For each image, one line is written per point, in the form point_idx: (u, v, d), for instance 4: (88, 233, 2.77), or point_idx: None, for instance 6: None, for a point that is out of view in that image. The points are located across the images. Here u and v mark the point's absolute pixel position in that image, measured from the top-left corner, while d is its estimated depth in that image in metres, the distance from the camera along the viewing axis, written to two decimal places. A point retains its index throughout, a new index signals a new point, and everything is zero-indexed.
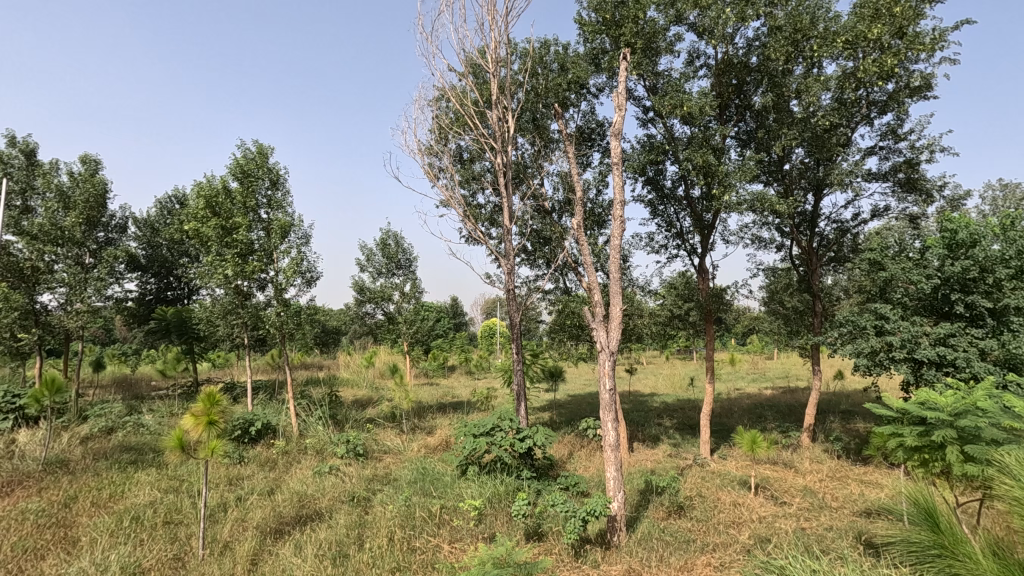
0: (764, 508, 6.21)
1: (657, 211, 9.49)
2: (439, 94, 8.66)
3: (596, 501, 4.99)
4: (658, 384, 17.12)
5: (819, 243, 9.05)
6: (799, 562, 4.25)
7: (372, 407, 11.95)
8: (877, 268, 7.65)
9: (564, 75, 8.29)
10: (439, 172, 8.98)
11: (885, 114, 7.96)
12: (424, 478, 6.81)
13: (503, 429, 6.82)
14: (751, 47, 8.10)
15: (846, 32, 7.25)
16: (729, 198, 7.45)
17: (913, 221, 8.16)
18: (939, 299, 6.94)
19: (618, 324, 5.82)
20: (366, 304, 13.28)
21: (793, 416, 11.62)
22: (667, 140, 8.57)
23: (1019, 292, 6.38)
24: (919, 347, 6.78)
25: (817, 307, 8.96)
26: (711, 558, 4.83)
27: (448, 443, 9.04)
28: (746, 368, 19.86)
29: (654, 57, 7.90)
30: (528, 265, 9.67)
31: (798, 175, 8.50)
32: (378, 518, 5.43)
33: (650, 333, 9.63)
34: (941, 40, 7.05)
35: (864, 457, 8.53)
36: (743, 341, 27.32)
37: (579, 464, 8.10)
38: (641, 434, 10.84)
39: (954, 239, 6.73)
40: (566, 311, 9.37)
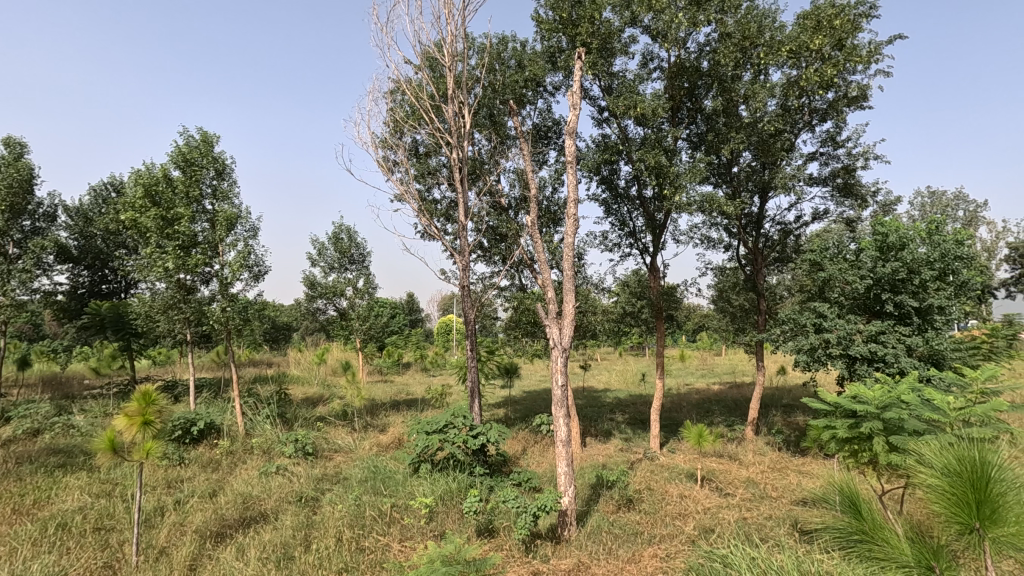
0: (709, 499, 6.43)
1: (611, 210, 9.65)
2: (394, 86, 8.50)
3: (547, 497, 5.01)
4: (612, 380, 17.43)
5: (765, 243, 9.39)
6: (740, 551, 4.42)
7: (323, 405, 11.66)
8: (817, 268, 8.02)
9: (521, 73, 8.33)
10: (394, 166, 8.82)
11: (826, 122, 8.34)
12: (375, 477, 6.69)
13: (455, 426, 6.74)
14: (702, 52, 8.33)
15: (790, 41, 7.54)
16: (679, 199, 7.64)
17: (850, 225, 8.58)
18: (872, 298, 7.32)
19: (571, 321, 5.86)
20: (318, 300, 12.93)
21: (739, 410, 12.08)
22: (621, 140, 8.72)
23: (942, 292, 6.82)
24: (853, 344, 7.14)
25: (762, 305, 9.29)
26: (657, 550, 4.94)
27: (401, 440, 8.94)
28: (696, 364, 20.52)
29: (609, 57, 8.01)
30: (484, 261, 9.65)
31: (745, 177, 8.79)
32: (326, 518, 5.30)
33: (604, 330, 9.78)
34: (876, 53, 7.44)
35: (803, 449, 8.94)
36: (692, 338, 28.20)
37: (532, 460, 8.16)
38: (594, 429, 11.02)
39: (885, 242, 7.16)
40: (521, 308, 9.41)
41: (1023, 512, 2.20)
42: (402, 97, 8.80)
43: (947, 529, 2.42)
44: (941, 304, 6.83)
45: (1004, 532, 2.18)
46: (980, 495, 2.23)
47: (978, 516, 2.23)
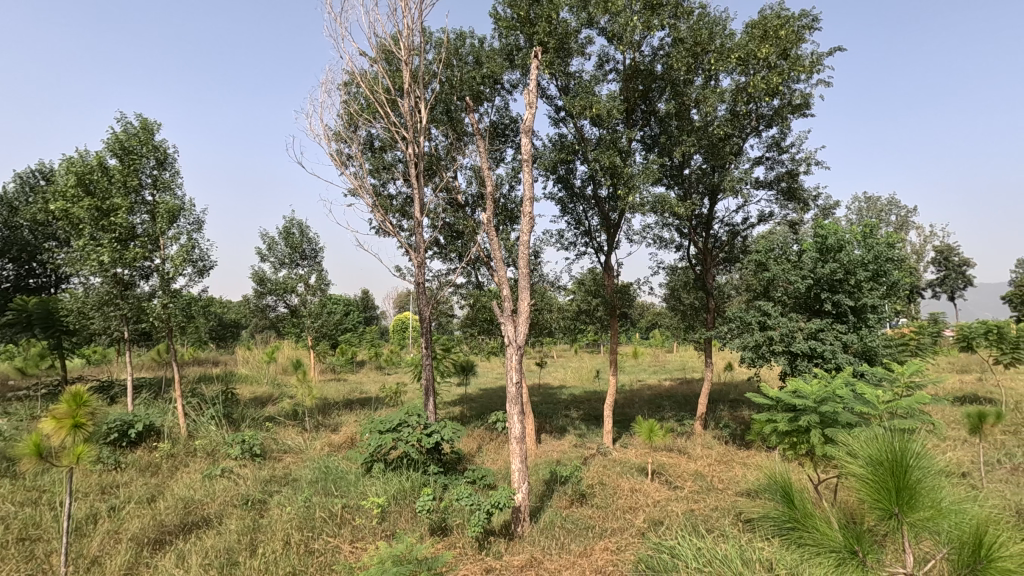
0: (659, 492, 6.60)
1: (567, 209, 9.74)
2: (348, 78, 8.32)
3: (501, 493, 5.02)
4: (567, 377, 17.67)
5: (713, 244, 9.71)
6: (687, 542, 4.56)
7: (273, 405, 11.29)
8: (762, 268, 8.34)
9: (479, 70, 8.32)
10: (348, 160, 8.63)
11: (771, 128, 8.68)
12: (326, 478, 6.54)
13: (410, 425, 6.66)
14: (656, 56, 8.51)
15: (739, 49, 7.80)
16: (633, 199, 7.80)
17: (793, 227, 8.97)
18: (812, 297, 7.68)
19: (526, 318, 5.89)
20: (268, 297, 12.50)
21: (688, 406, 12.46)
22: (577, 140, 8.82)
23: (875, 292, 7.23)
24: (794, 341, 7.48)
25: (710, 304, 9.58)
26: (608, 543, 5.04)
27: (354, 440, 8.78)
28: (648, 360, 21.05)
29: (566, 58, 8.08)
30: (440, 258, 9.57)
31: (696, 179, 9.05)
32: (274, 521, 5.13)
33: (559, 328, 9.87)
34: (818, 64, 7.79)
35: (748, 442, 9.30)
36: (645, 335, 28.92)
37: (487, 458, 8.16)
38: (549, 426, 11.12)
39: (825, 244, 7.53)
40: (477, 306, 9.38)
41: (935, 497, 2.39)
42: (356, 90, 8.61)
43: (871, 514, 2.57)
44: (874, 303, 7.24)
45: (920, 516, 2.35)
46: (899, 483, 2.37)
47: (898, 502, 2.37)
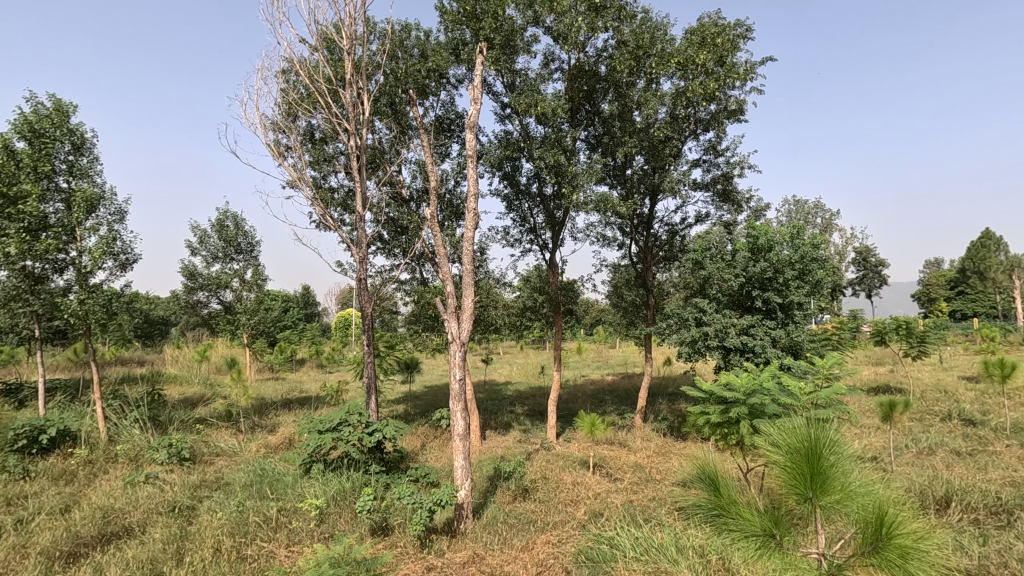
0: (600, 485, 6.75)
1: (513, 206, 9.77)
2: (287, 66, 8.00)
3: (443, 491, 4.98)
4: (513, 373, 17.80)
5: (654, 243, 9.99)
6: (625, 532, 4.69)
7: (204, 406, 10.75)
8: (699, 267, 8.67)
9: (424, 62, 8.19)
10: (286, 150, 8.29)
11: (708, 132, 9.02)
12: (262, 480, 6.30)
13: (350, 424, 6.47)
14: (600, 57, 8.66)
15: (679, 54, 8.05)
16: (577, 197, 7.92)
17: (727, 227, 9.37)
18: (744, 294, 8.05)
19: (470, 315, 5.85)
20: (199, 293, 11.84)
21: (629, 400, 12.83)
22: (522, 138, 8.86)
23: (800, 289, 7.67)
24: (728, 336, 7.82)
25: (651, 300, 9.88)
26: (550, 536, 5.11)
27: (292, 441, 8.50)
28: (591, 356, 21.51)
29: (512, 55, 8.09)
30: (384, 254, 9.39)
31: (637, 180, 9.29)
32: (202, 528, 4.87)
33: (505, 325, 9.89)
34: (752, 72, 8.16)
35: (684, 433, 9.67)
36: (590, 331, 29.51)
37: (430, 456, 8.09)
38: (494, 422, 11.15)
39: (756, 244, 7.91)
40: (422, 302, 9.28)
41: (844, 480, 2.56)
42: (296, 79, 8.30)
43: (788, 498, 2.72)
44: (800, 300, 7.67)
45: (830, 499, 2.51)
46: (814, 468, 2.52)
47: (811, 487, 2.54)
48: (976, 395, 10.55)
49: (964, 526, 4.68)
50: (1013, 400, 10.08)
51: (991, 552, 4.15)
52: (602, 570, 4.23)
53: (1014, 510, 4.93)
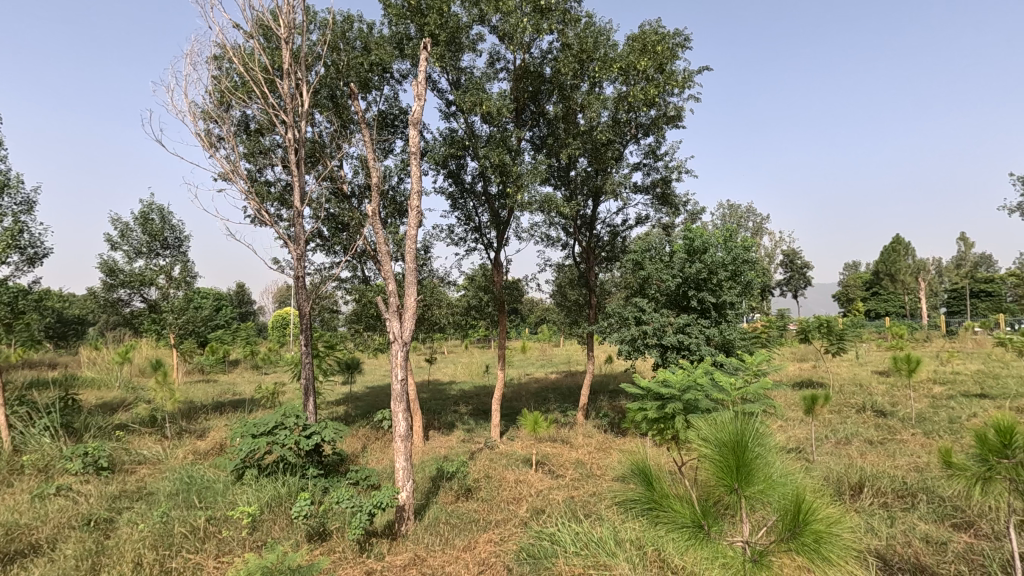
0: (542, 482, 6.82)
1: (457, 205, 9.72)
2: (219, 52, 7.58)
3: (384, 493, 4.88)
4: (457, 372, 17.71)
5: (596, 243, 10.21)
6: (566, 528, 4.77)
7: (125, 412, 10.06)
8: (638, 267, 8.92)
9: (366, 56, 8.04)
10: (218, 141, 7.87)
11: (648, 137, 9.31)
12: (189, 488, 5.95)
13: (287, 427, 6.21)
14: (545, 59, 8.74)
15: (621, 60, 8.25)
16: (521, 197, 7.95)
17: (666, 229, 9.70)
18: (681, 295, 8.35)
19: (412, 314, 5.74)
20: (120, 290, 11.04)
21: (572, 397, 13.05)
22: (468, 136, 8.82)
23: (732, 290, 8.03)
24: (665, 335, 8.09)
25: (593, 300, 10.09)
26: (492, 535, 5.11)
27: (224, 446, 8.09)
28: (536, 355, 21.75)
29: (458, 52, 8.04)
30: (324, 251, 9.10)
31: (581, 181, 9.45)
32: (121, 542, 4.54)
33: (449, 324, 9.81)
34: (689, 80, 8.48)
35: (624, 429, 9.93)
36: (534, 331, 29.81)
37: (372, 458, 7.92)
38: (437, 422, 11.05)
39: (692, 246, 8.22)
40: (363, 301, 9.06)
41: (768, 472, 2.70)
42: (229, 66, 7.89)
43: (716, 488, 2.84)
44: (732, 300, 8.04)
45: (755, 489, 2.65)
46: (740, 461, 2.65)
47: (738, 479, 2.67)
48: (887, 388, 11.43)
49: (874, 509, 5.06)
50: (917, 392, 11.00)
51: (897, 532, 4.52)
52: (542, 566, 4.28)
53: (917, 493, 5.37)
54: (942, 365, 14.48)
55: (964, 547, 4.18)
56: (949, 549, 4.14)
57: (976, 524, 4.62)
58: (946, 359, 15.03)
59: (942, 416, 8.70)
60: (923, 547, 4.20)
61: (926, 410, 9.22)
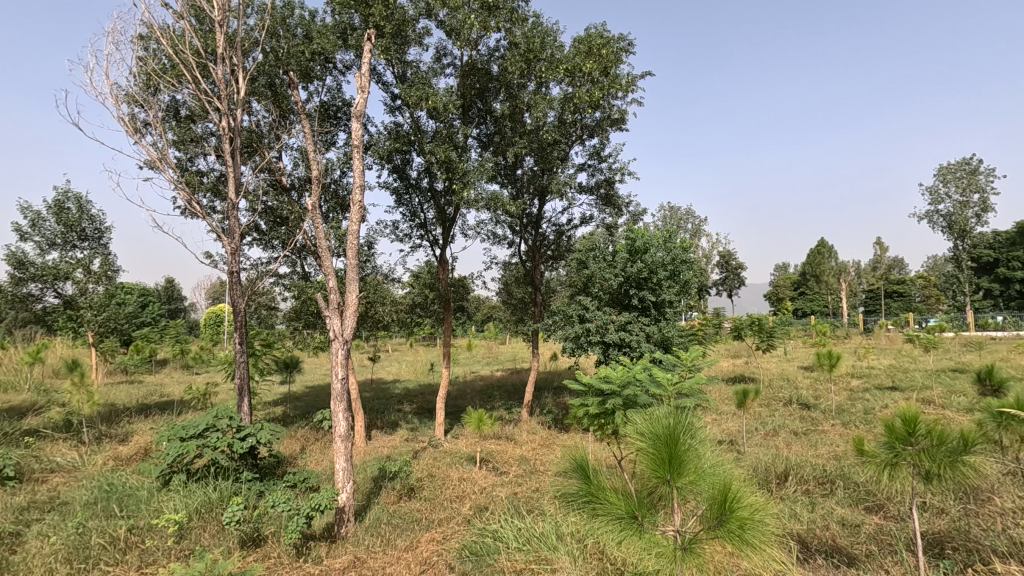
0: (486, 479, 6.84)
1: (402, 200, 9.56)
2: (145, 32, 7.11)
3: (322, 495, 4.73)
4: (402, 370, 17.47)
5: (542, 242, 10.33)
6: (508, 524, 4.80)
7: (36, 416, 9.30)
8: (583, 266, 9.08)
9: (308, 44, 7.69)
10: (144, 127, 7.39)
11: (593, 138, 9.49)
12: (109, 497, 5.56)
13: (218, 430, 5.91)
14: (492, 56, 8.74)
15: (567, 61, 8.37)
16: (468, 194, 7.91)
17: (609, 230, 9.92)
18: (622, 293, 8.57)
19: (354, 311, 5.60)
20: (29, 284, 10.03)
21: (517, 394, 13.15)
22: (413, 131, 8.68)
23: (671, 289, 8.32)
24: (607, 332, 8.28)
25: (538, 297, 10.20)
26: (434, 534, 5.07)
27: (149, 451, 7.62)
28: (481, 352, 21.77)
29: (404, 45, 7.91)
30: (260, 246, 8.74)
31: (527, 180, 9.51)
32: (29, 557, 4.18)
33: (393, 322, 9.63)
34: (632, 84, 8.71)
35: (566, 425, 10.09)
36: (480, 328, 29.79)
37: (310, 459, 7.68)
38: (380, 421, 10.86)
39: (634, 246, 8.44)
40: (303, 298, 8.76)
41: (697, 463, 2.81)
42: (157, 47, 7.40)
43: (650, 480, 2.93)
44: (671, 299, 8.32)
45: (685, 480, 2.76)
46: (672, 453, 2.74)
47: (670, 470, 2.75)
48: (811, 382, 12.19)
49: (797, 496, 5.39)
50: (838, 385, 11.79)
51: (817, 516, 4.82)
52: (485, 563, 4.29)
53: (835, 479, 5.75)
54: (859, 361, 15.59)
55: (875, 528, 4.52)
56: (862, 531, 4.47)
57: (885, 506, 5.00)
58: (862, 354, 16.21)
59: (859, 408, 9.37)
60: (840, 530, 4.52)
61: (845, 402, 9.91)
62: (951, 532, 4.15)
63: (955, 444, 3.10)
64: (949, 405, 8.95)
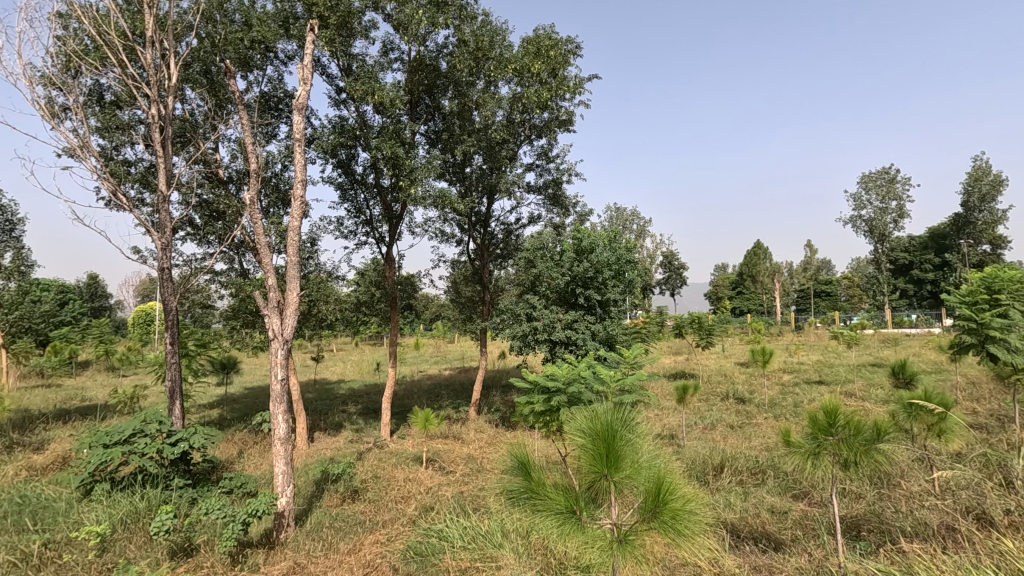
0: (432, 479, 6.79)
1: (347, 196, 9.34)
2: (64, 9, 6.62)
3: (260, 500, 4.57)
4: (346, 370, 17.09)
5: (490, 240, 10.35)
6: (454, 524, 4.79)
7: None
8: (530, 265, 9.15)
9: (247, 31, 7.35)
10: (62, 111, 6.87)
11: (541, 138, 9.58)
12: (21, 510, 5.14)
13: (147, 435, 5.57)
14: (441, 53, 8.67)
15: (516, 61, 8.43)
16: (415, 191, 7.81)
17: (557, 229, 10.06)
18: (569, 292, 8.70)
19: (294, 310, 5.40)
20: None
21: (465, 393, 13.13)
22: (358, 126, 8.49)
23: (616, 287, 8.52)
24: (554, 330, 8.38)
25: (486, 296, 10.21)
26: (378, 536, 5.00)
27: (68, 460, 7.11)
28: (429, 351, 21.61)
29: (349, 38, 7.71)
30: (194, 241, 8.32)
31: (475, 178, 9.49)
32: None
33: (337, 321, 9.39)
34: (580, 86, 8.86)
35: (513, 423, 10.17)
36: (429, 327, 29.55)
37: (248, 464, 7.39)
38: (323, 423, 10.57)
39: (581, 245, 8.58)
40: (241, 296, 8.40)
41: (635, 457, 2.89)
42: (78, 26, 6.89)
43: (589, 475, 2.97)
44: (615, 298, 8.52)
45: (622, 474, 2.83)
46: (609, 448, 2.81)
47: (607, 464, 2.82)
48: (745, 377, 12.80)
49: (732, 486, 5.66)
50: (770, 380, 12.43)
51: (749, 505, 5.07)
52: (430, 563, 4.25)
53: (766, 469, 6.08)
54: (790, 356, 16.53)
55: (800, 514, 4.82)
56: (788, 517, 4.74)
57: (810, 494, 5.33)
58: (793, 351, 17.16)
59: (789, 401, 9.92)
60: (769, 517, 4.77)
61: (776, 396, 10.47)
62: (867, 516, 4.48)
63: (870, 434, 3.33)
64: (868, 397, 9.63)
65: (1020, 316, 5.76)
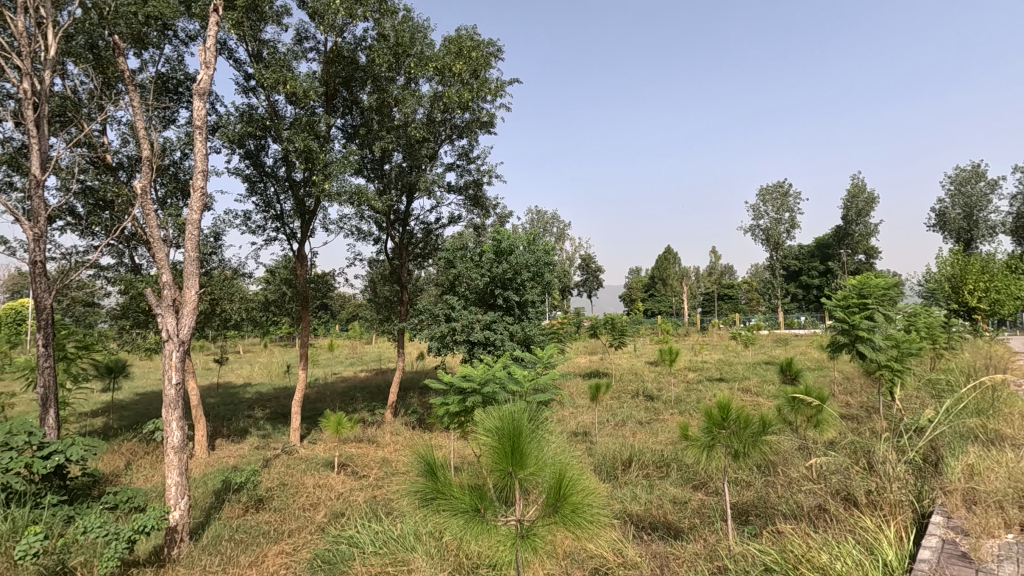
0: (343, 484, 6.58)
1: (255, 189, 8.83)
2: None
3: (148, 515, 4.21)
4: (254, 373, 16.23)
5: (409, 240, 10.17)
6: (365, 529, 4.68)
7: None
8: (450, 265, 9.11)
9: (141, 5, 6.73)
10: None
11: (462, 139, 9.56)
12: None
13: (14, 448, 4.94)
14: (359, 46, 8.42)
15: (436, 60, 8.37)
16: (329, 187, 7.52)
17: (476, 230, 10.07)
18: (488, 293, 8.75)
19: (191, 309, 5.02)
20: None
21: (382, 394, 12.85)
22: (268, 115, 8.06)
23: (534, 289, 8.69)
24: (473, 331, 8.39)
25: (404, 295, 10.04)
26: (283, 546, 4.78)
27: None
28: (346, 352, 21.01)
29: (260, 22, 7.30)
30: (75, 232, 7.52)
31: (394, 176, 9.30)
32: None
33: (243, 321, 8.85)
34: (501, 89, 8.95)
35: (430, 424, 10.09)
36: (345, 326, 28.71)
37: (137, 476, 6.78)
38: (226, 429, 9.93)
39: (500, 246, 8.66)
40: (130, 293, 7.69)
41: (538, 455, 2.95)
42: None
43: (496, 474, 2.99)
44: (533, 299, 8.68)
45: (527, 471, 2.88)
46: (514, 446, 2.84)
47: (512, 462, 2.85)
48: (654, 375, 13.56)
49: (638, 479, 5.96)
50: (677, 377, 13.25)
51: (653, 497, 5.35)
52: (338, 570, 4.12)
53: (669, 462, 6.45)
54: (694, 355, 17.68)
55: (698, 503, 5.16)
56: (688, 507, 5.07)
57: (707, 484, 5.72)
58: (697, 350, 18.40)
59: (692, 397, 10.61)
60: (670, 507, 5.06)
61: (681, 392, 11.18)
62: (755, 502, 4.87)
63: (757, 427, 3.62)
64: (760, 393, 10.50)
65: (883, 318, 6.52)
